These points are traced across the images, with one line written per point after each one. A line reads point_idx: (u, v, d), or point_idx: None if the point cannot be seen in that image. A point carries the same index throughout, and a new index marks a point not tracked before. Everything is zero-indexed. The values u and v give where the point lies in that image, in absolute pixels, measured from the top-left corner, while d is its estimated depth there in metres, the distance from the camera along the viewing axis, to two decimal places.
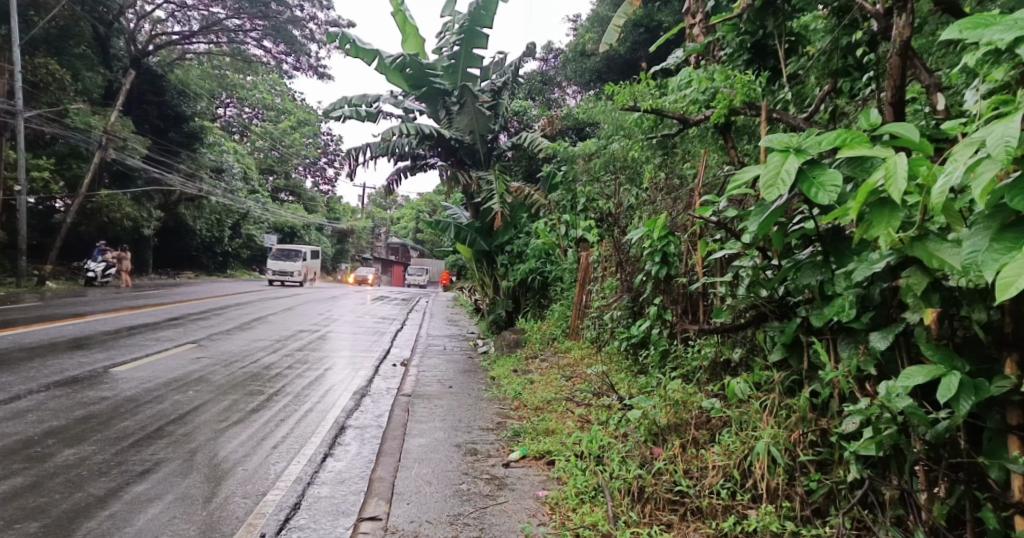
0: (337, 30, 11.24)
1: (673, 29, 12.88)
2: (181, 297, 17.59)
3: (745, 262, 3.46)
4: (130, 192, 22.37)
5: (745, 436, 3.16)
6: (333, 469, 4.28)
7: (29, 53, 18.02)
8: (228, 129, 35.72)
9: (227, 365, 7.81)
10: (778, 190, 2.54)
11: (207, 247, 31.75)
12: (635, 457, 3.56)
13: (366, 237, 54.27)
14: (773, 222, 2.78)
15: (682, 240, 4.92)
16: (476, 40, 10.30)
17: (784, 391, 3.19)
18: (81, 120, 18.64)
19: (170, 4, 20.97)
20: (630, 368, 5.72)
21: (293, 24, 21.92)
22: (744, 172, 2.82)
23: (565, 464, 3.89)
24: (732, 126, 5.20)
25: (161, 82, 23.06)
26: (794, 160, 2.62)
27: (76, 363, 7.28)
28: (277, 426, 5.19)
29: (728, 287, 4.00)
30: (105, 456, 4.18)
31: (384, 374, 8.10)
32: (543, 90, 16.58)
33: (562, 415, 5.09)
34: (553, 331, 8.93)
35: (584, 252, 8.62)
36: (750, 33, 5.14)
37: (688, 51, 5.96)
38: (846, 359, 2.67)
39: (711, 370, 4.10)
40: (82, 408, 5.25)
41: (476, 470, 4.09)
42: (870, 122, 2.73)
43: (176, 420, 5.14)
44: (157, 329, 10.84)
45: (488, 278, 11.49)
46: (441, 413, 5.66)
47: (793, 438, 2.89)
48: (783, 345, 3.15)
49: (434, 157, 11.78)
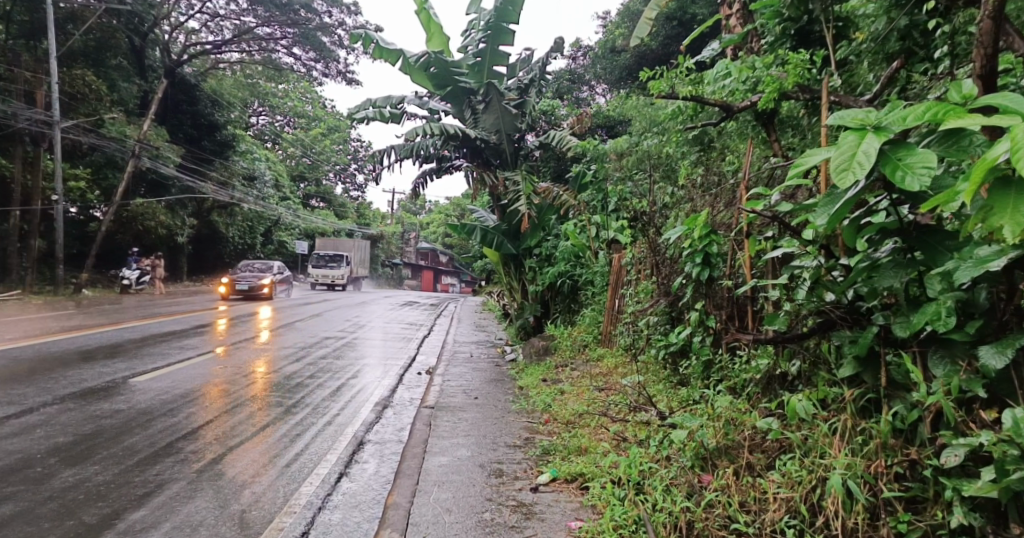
0: (361, 31, 11.07)
1: (707, 22, 12.50)
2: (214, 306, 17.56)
3: (808, 264, 3.01)
4: (163, 200, 22.63)
5: (812, 464, 2.73)
6: (347, 491, 3.95)
7: (67, 66, 18.33)
8: (261, 137, 36.18)
9: (248, 374, 7.59)
10: (855, 174, 2.14)
11: (240, 253, 31.93)
12: (681, 485, 3.15)
13: (396, 243, 54.52)
14: (846, 214, 2.37)
15: (726, 238, 4.47)
16: (502, 37, 10.00)
17: (856, 411, 2.75)
18: (117, 129, 18.88)
19: (203, 14, 21.18)
20: (669, 379, 5.28)
21: (322, 31, 22.03)
22: (810, 155, 2.42)
23: (601, 492, 3.47)
24: (776, 115, 4.71)
25: (194, 91, 23.38)
26: (872, 140, 2.23)
27: (95, 373, 7.11)
28: (292, 442, 4.88)
29: (783, 291, 3.51)
30: (106, 477, 3.93)
31: (408, 383, 7.79)
32: (571, 89, 16.25)
33: (596, 432, 4.68)
34: (584, 337, 8.48)
35: (617, 254, 8.14)
36: (793, 20, 4.69)
37: (725, 42, 5.49)
38: (942, 378, 2.22)
39: (764, 385, 3.62)
40: (93, 423, 5.06)
41: (502, 495, 3.72)
42: (964, 95, 2.31)
43: (187, 435, 4.89)
44: (182, 336, 10.64)
45: (517, 283, 11.10)
46: (465, 428, 5.30)
47: (873, 470, 2.44)
48: (856, 359, 2.70)
49: (459, 158, 11.40)
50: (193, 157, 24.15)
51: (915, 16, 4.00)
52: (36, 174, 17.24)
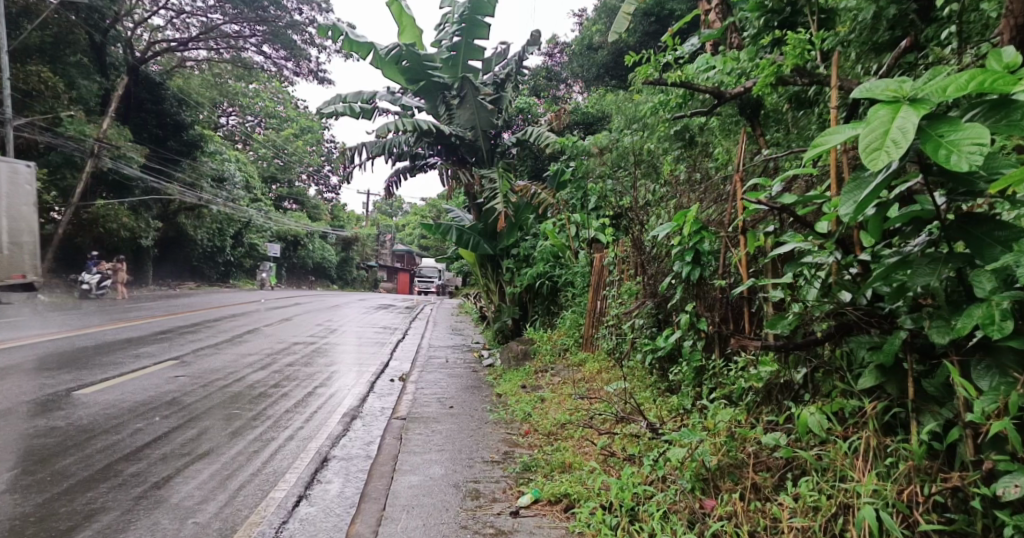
0: (328, 22, 10.52)
1: (686, 17, 12.31)
2: (138, 313, 14.85)
3: (822, 259, 2.68)
4: (127, 201, 21.66)
5: (831, 488, 2.43)
6: (305, 517, 3.52)
7: (22, 62, 17.38)
8: (231, 138, 35.11)
9: (206, 384, 7.05)
10: (889, 154, 1.82)
11: (209, 256, 30.90)
12: (680, 512, 2.82)
13: (370, 245, 53.78)
14: (873, 201, 2.05)
15: (718, 235, 4.11)
16: (477, 30, 9.61)
17: (880, 427, 2.46)
18: (76, 128, 18.04)
19: (168, 11, 20.40)
20: (656, 387, 4.97)
21: (292, 29, 21.41)
22: (831, 134, 2.09)
23: (588, 518, 3.10)
24: (765, 105, 4.33)
25: (160, 90, 22.39)
26: (910, 113, 1.90)
27: (35, 386, 6.49)
28: (247, 462, 4.41)
29: (787, 291, 3.17)
30: (26, 509, 3.44)
31: (379, 392, 7.35)
32: (548, 87, 15.94)
33: (580, 445, 4.33)
34: (564, 341, 8.12)
35: (598, 253, 7.79)
36: (777, 10, 4.38)
37: (704, 34, 5.13)
38: (989, 391, 1.95)
39: (767, 394, 3.25)
40: (22, 443, 4.53)
41: (478, 521, 3.33)
42: (1007, 62, 1.98)
43: (130, 456, 4.39)
44: (140, 343, 9.99)
45: (494, 285, 10.79)
46: (439, 442, 4.89)
47: (906, 497, 2.15)
48: (879, 368, 2.39)
49: (434, 156, 11.06)
50: (157, 158, 23.26)
51: (904, 4, 3.64)
52: None
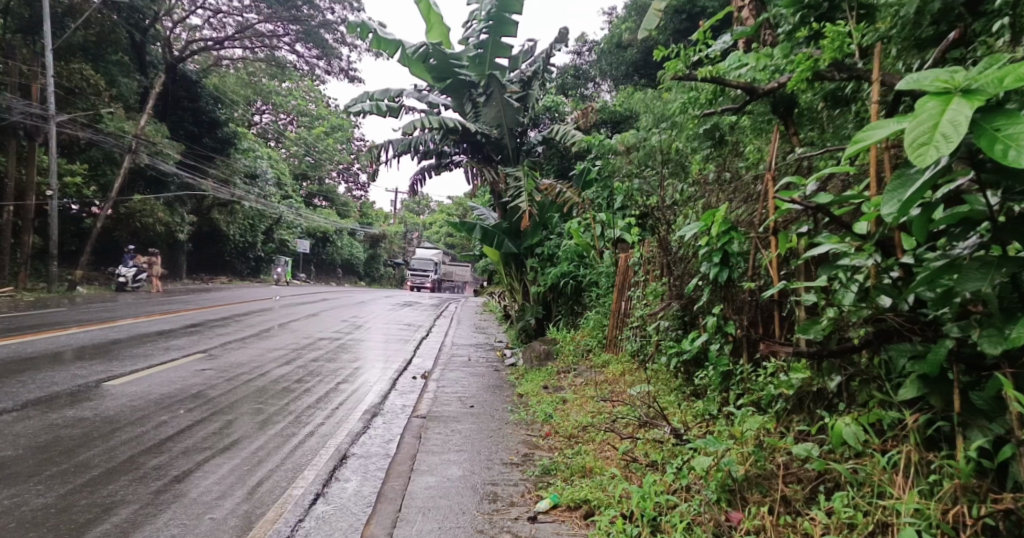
0: (357, 20, 10.54)
1: (718, 14, 12.07)
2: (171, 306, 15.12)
3: (859, 262, 2.52)
4: (162, 197, 22.14)
5: (868, 504, 2.29)
6: (321, 515, 3.49)
7: (66, 60, 17.86)
8: (263, 136, 35.67)
9: (231, 378, 7.12)
10: (937, 149, 1.68)
11: (240, 252, 31.41)
12: (704, 524, 2.69)
13: (397, 242, 54.23)
14: (918, 200, 1.91)
15: (747, 237, 3.95)
16: (505, 27, 9.52)
17: (922, 441, 2.30)
18: (115, 125, 18.52)
19: (205, 10, 20.79)
20: (681, 391, 4.82)
21: (324, 28, 21.63)
22: (873, 129, 1.95)
23: (607, 527, 2.99)
24: (798, 103, 4.14)
25: (196, 88, 22.88)
26: (961, 106, 1.75)
27: (66, 377, 6.62)
28: (265, 458, 4.40)
29: (821, 295, 3.02)
30: (47, 500, 3.46)
31: (400, 389, 7.33)
32: (576, 86, 15.79)
33: (601, 448, 4.23)
34: (587, 342, 7.99)
35: (623, 253, 7.68)
36: (814, 5, 4.19)
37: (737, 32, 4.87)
38: None
39: (797, 403, 3.10)
40: (49, 434, 4.60)
41: (495, 526, 3.25)
42: None
43: (152, 449, 4.41)
44: (169, 337, 10.13)
45: (517, 283, 10.72)
46: (458, 442, 4.82)
47: (951, 518, 2.01)
48: (921, 378, 2.24)
49: (459, 154, 11.02)
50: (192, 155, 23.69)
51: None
52: (32, 169, 16.78)
